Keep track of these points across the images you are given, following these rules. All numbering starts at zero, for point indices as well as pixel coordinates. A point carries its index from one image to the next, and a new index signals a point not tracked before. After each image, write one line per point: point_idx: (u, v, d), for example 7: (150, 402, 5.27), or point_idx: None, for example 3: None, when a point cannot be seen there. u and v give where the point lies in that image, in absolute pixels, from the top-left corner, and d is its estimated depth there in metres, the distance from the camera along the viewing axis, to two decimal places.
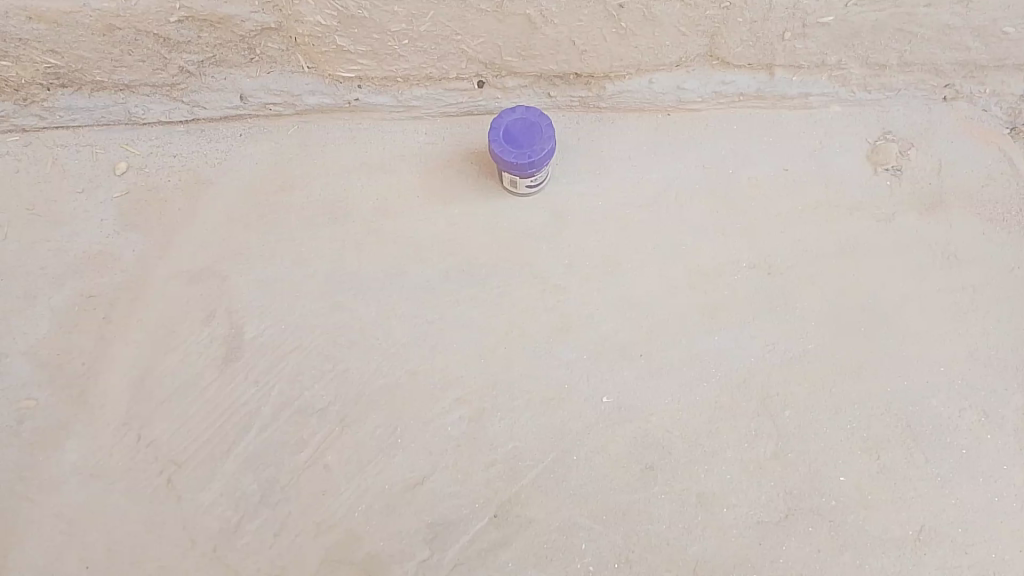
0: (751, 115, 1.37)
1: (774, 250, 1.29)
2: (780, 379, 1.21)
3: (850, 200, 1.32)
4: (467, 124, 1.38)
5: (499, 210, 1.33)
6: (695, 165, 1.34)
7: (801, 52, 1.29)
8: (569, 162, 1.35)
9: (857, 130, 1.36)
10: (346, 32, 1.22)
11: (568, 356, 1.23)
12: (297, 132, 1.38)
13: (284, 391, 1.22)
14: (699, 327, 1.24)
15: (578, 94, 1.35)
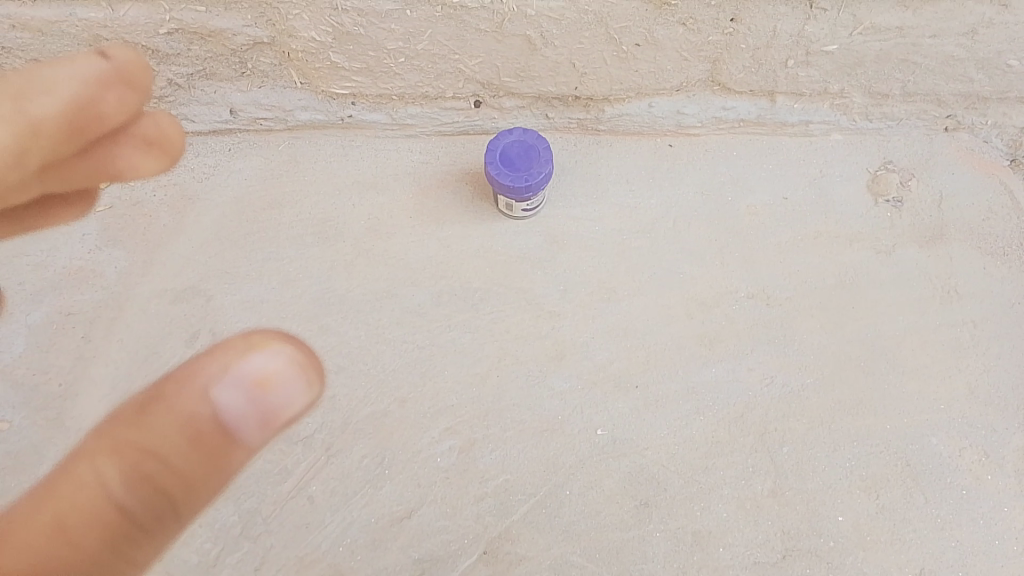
0: (750, 141, 1.34)
1: (773, 280, 1.26)
2: (779, 414, 1.18)
3: (850, 231, 1.29)
4: (462, 143, 1.35)
5: (493, 234, 1.30)
6: (694, 191, 1.32)
7: (804, 80, 1.25)
8: (566, 185, 1.32)
9: (858, 159, 1.34)
10: (341, 48, 1.18)
11: (562, 387, 1.21)
12: (288, 148, 1.35)
13: None
14: (696, 358, 1.22)
15: (576, 116, 1.33)
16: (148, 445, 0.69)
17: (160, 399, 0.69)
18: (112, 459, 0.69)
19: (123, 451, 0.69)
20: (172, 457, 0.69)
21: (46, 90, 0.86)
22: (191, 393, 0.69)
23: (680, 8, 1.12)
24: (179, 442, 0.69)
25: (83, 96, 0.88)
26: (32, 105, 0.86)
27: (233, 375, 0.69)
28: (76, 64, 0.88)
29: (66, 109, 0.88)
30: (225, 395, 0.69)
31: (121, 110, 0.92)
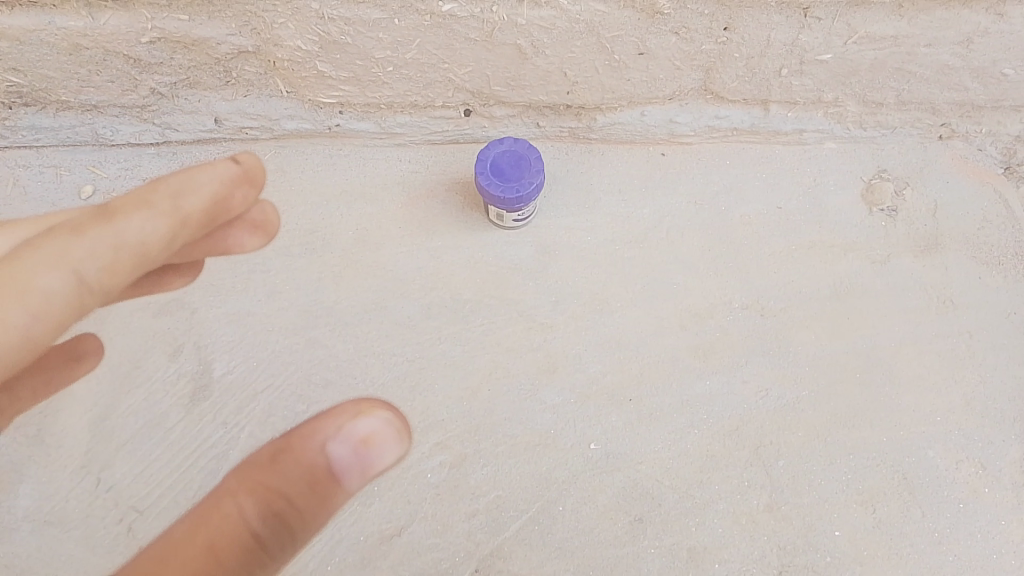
0: (743, 150, 1.33)
1: (767, 291, 1.25)
2: (774, 428, 1.17)
3: (844, 240, 1.28)
4: (452, 152, 1.33)
5: (484, 244, 1.28)
6: (687, 201, 1.30)
7: (798, 89, 1.24)
8: (557, 194, 1.30)
9: (852, 167, 1.32)
10: (327, 57, 1.16)
11: (554, 401, 1.19)
12: (274, 157, 1.33)
13: (254, 433, 1.18)
14: (690, 371, 1.20)
15: (568, 125, 1.31)
16: (275, 488, 0.68)
17: (285, 450, 0.69)
18: (245, 500, 0.67)
19: (255, 496, 0.67)
20: (297, 503, 0.68)
21: (192, 190, 0.88)
22: (310, 445, 0.69)
23: (673, 17, 1.10)
24: (302, 488, 0.68)
25: (222, 194, 0.90)
26: (179, 203, 0.87)
27: (348, 429, 0.69)
28: (217, 168, 0.90)
29: (210, 207, 0.89)
30: (338, 448, 0.69)
31: (246, 206, 0.94)
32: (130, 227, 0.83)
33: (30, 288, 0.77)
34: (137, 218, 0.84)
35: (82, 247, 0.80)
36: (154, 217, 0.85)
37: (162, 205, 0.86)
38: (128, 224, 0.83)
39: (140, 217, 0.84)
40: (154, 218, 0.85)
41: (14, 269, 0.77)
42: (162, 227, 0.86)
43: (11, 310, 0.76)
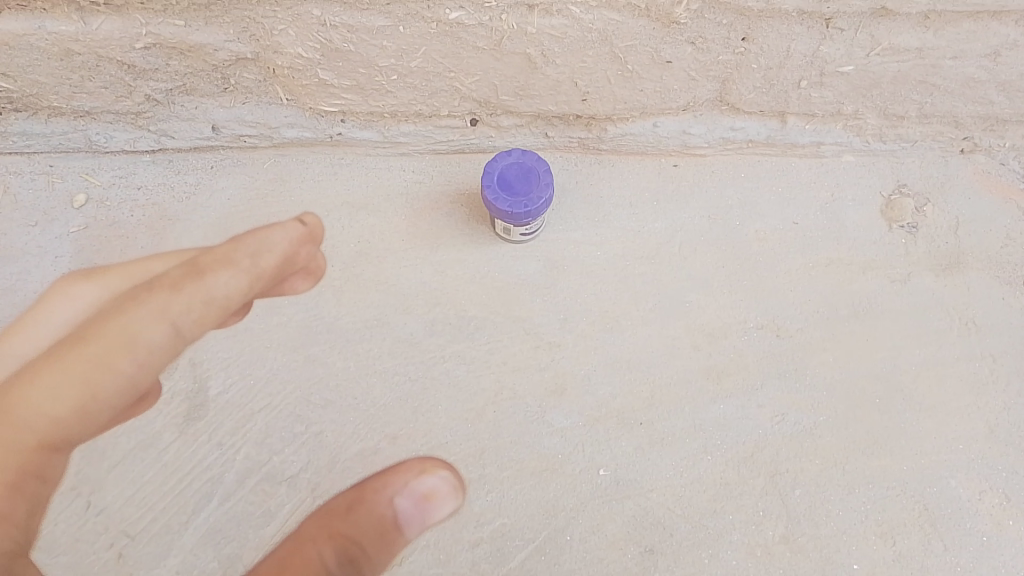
0: (759, 163, 1.28)
1: (783, 311, 1.21)
2: (790, 454, 1.13)
3: (863, 258, 1.24)
4: (457, 163, 1.29)
5: (490, 259, 1.24)
6: (700, 216, 1.26)
7: (817, 101, 1.19)
8: (566, 208, 1.26)
9: (871, 181, 1.28)
10: (329, 65, 1.11)
11: (562, 424, 1.15)
12: (273, 165, 1.29)
13: (250, 455, 1.14)
14: (702, 394, 1.16)
15: (577, 135, 1.26)
16: (350, 538, 0.69)
17: (357, 502, 0.70)
18: (324, 547, 0.68)
19: (333, 543, 0.68)
20: (371, 550, 0.69)
21: (268, 250, 0.82)
22: (379, 496, 0.70)
23: (690, 27, 1.06)
24: (375, 539, 0.69)
25: (291, 253, 0.85)
26: (258, 262, 0.82)
27: (412, 485, 0.70)
28: (286, 228, 0.85)
29: (281, 265, 0.84)
30: (404, 503, 0.70)
31: (309, 261, 0.89)
32: (218, 285, 0.80)
33: (133, 344, 0.76)
34: (221, 275, 0.80)
35: (180, 302, 0.78)
36: (231, 274, 0.81)
37: (243, 263, 0.81)
38: (214, 283, 0.80)
39: (223, 276, 0.80)
40: (238, 276, 0.81)
41: (119, 323, 0.76)
42: (242, 286, 0.81)
43: (119, 361, 0.76)
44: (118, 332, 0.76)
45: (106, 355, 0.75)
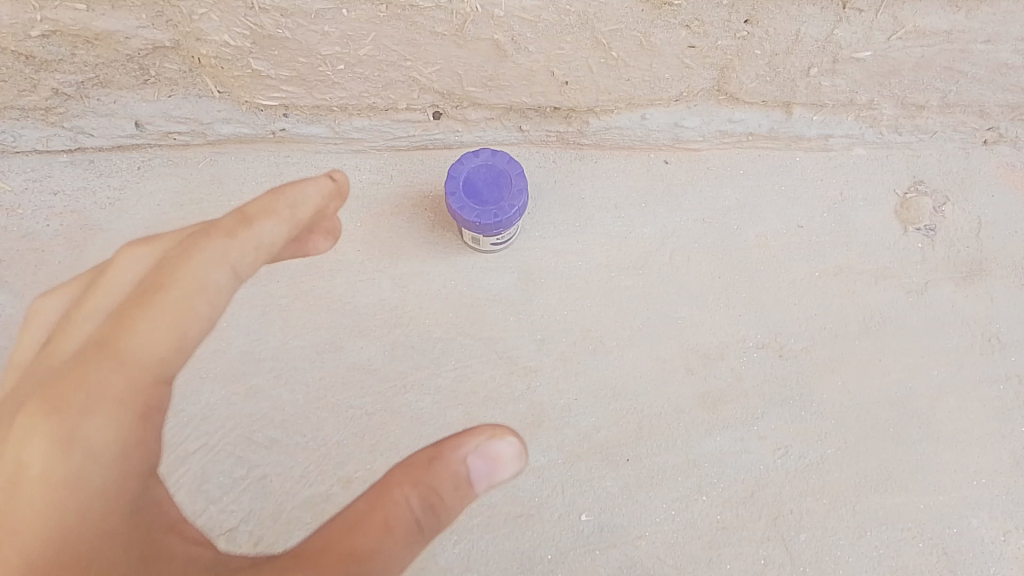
0: (759, 157, 1.14)
1: (787, 327, 1.08)
2: (794, 493, 1.01)
3: (875, 265, 1.11)
4: (419, 160, 1.14)
5: (457, 271, 1.10)
6: (693, 218, 1.12)
7: (828, 90, 1.05)
8: (543, 212, 1.12)
9: (884, 177, 1.14)
10: (262, 54, 0.95)
11: (538, 462, 1.02)
12: (209, 165, 1.14)
13: (184, 504, 1.00)
14: (697, 424, 1.03)
15: (555, 129, 1.11)
16: (429, 490, 0.61)
17: (434, 456, 0.62)
18: (409, 492, 0.61)
19: (417, 487, 0.61)
20: (449, 503, 0.62)
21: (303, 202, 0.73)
22: (455, 449, 0.62)
23: (685, 9, 0.91)
24: (451, 493, 0.62)
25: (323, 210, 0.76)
26: (295, 214, 0.73)
27: (485, 445, 0.62)
28: (319, 181, 0.75)
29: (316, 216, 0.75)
30: (476, 461, 0.62)
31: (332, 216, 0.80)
32: (263, 235, 0.71)
33: (202, 289, 0.68)
34: (261, 226, 0.71)
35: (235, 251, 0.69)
36: (271, 221, 0.71)
37: (281, 214, 0.72)
38: (261, 235, 0.71)
39: (265, 227, 0.71)
40: (279, 227, 0.72)
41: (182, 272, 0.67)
42: (285, 235, 0.72)
43: (195, 307, 0.68)
44: (184, 280, 0.67)
45: (186, 304, 0.67)
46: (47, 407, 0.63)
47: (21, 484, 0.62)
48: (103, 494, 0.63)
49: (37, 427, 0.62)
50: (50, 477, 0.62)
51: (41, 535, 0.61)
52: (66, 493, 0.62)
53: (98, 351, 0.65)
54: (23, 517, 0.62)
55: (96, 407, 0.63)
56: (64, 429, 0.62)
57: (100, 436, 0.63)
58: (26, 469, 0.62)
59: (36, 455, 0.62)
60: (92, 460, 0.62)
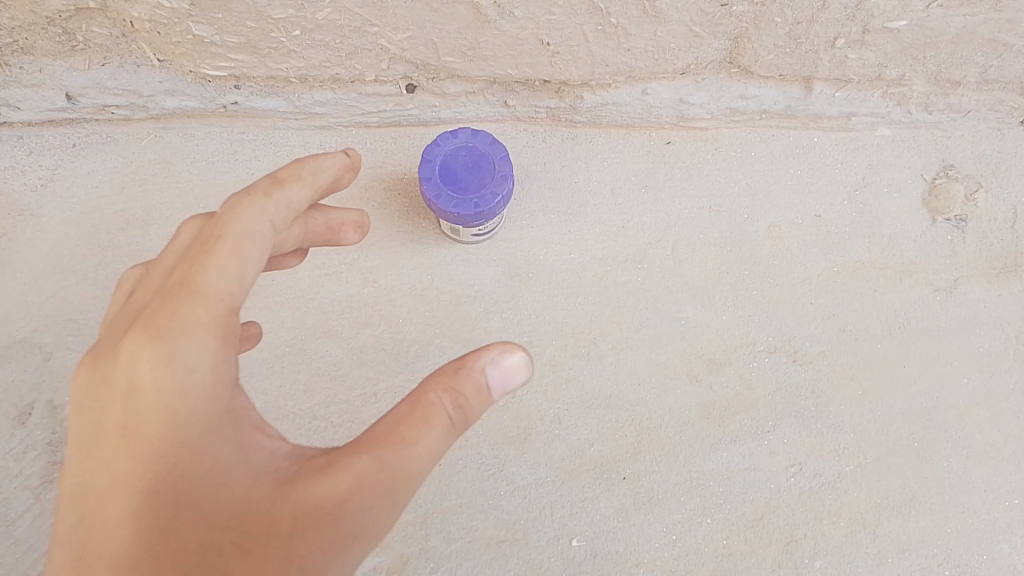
0: (772, 138, 1.02)
1: (802, 328, 0.97)
2: (808, 516, 0.91)
3: (899, 260, 1.00)
4: (392, 138, 1.01)
5: (434, 264, 0.98)
6: (699, 206, 1.00)
7: (854, 64, 0.93)
8: (531, 197, 1.00)
9: (911, 160, 1.02)
10: (203, 18, 0.82)
11: (524, 481, 0.91)
12: (156, 142, 1.01)
13: None
14: (701, 439, 0.93)
15: (545, 104, 0.98)
16: (462, 394, 0.60)
17: (460, 365, 0.62)
18: (445, 395, 0.60)
19: (452, 391, 0.60)
20: (471, 407, 0.61)
21: (321, 170, 0.69)
22: (482, 355, 0.61)
23: None
24: (473, 398, 0.61)
25: (338, 184, 0.71)
26: (316, 181, 0.68)
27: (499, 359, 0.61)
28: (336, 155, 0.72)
29: (333, 188, 0.71)
30: (493, 373, 0.61)
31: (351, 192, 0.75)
32: (294, 196, 0.66)
33: (251, 238, 0.62)
34: (289, 188, 0.66)
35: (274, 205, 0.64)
36: (299, 186, 0.67)
37: (303, 179, 0.68)
38: (290, 197, 0.66)
39: (292, 190, 0.66)
40: (303, 191, 0.67)
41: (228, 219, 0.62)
42: (309, 201, 0.68)
43: (249, 252, 0.62)
44: (233, 225, 0.62)
45: (240, 248, 0.61)
46: (140, 333, 0.58)
47: (128, 404, 0.57)
48: (211, 403, 0.58)
49: (135, 353, 0.57)
50: (159, 391, 0.57)
51: (153, 443, 0.57)
52: (177, 406, 0.57)
53: (173, 288, 0.60)
54: (138, 428, 0.57)
55: (192, 326, 0.58)
56: (161, 352, 0.57)
57: (196, 356, 0.57)
58: (132, 389, 0.57)
59: (140, 376, 0.57)
60: (192, 375, 0.57)
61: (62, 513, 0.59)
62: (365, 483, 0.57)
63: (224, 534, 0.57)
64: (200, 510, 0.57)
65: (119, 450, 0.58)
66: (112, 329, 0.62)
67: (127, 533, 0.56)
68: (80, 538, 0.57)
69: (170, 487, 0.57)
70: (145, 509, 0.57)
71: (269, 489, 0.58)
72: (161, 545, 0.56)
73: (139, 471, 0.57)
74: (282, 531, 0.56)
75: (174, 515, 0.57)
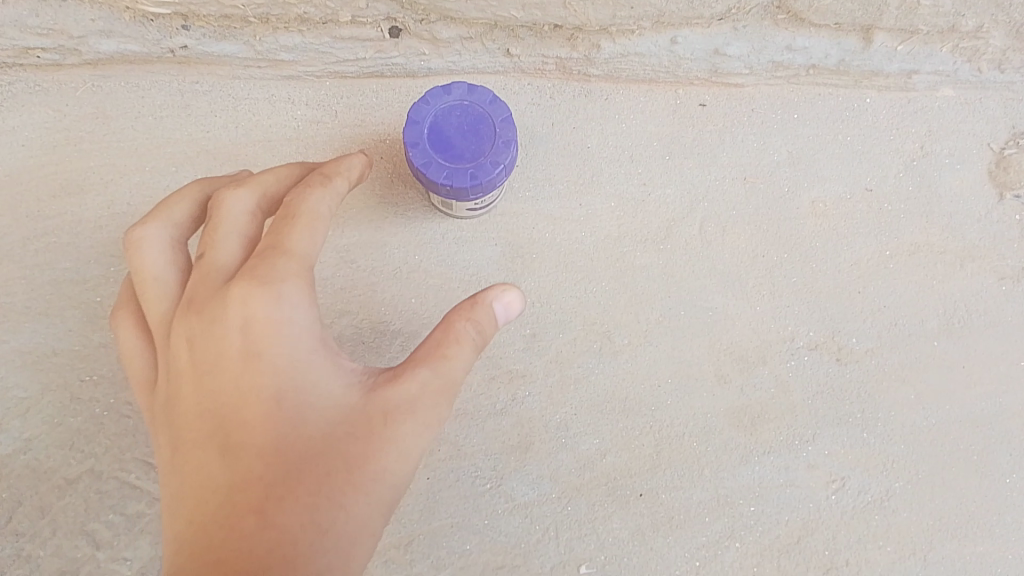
0: (818, 97, 0.88)
1: (848, 321, 0.84)
2: (851, 539, 0.79)
3: (961, 243, 0.86)
4: (373, 92, 0.86)
5: (422, 242, 0.84)
6: (733, 176, 0.86)
7: (926, 11, 0.80)
8: (537, 163, 0.85)
9: (979, 126, 0.88)
10: None
11: (527, 497, 0.79)
12: (93, 93, 0.85)
13: (63, 550, 0.77)
14: (731, 449, 0.80)
15: (555, 53, 0.84)
16: (480, 324, 0.60)
17: (472, 296, 0.61)
18: (468, 324, 0.60)
19: (471, 319, 0.60)
20: (490, 333, 0.61)
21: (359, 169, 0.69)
22: (493, 289, 0.61)
23: None
24: (491, 324, 0.61)
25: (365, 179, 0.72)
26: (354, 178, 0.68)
27: (500, 295, 0.61)
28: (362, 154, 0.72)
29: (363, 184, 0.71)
30: (499, 307, 0.61)
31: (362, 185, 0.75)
32: (344, 188, 0.67)
33: (320, 219, 0.62)
34: (338, 182, 0.66)
35: (333, 194, 0.65)
36: (344, 179, 0.67)
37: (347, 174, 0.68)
38: (341, 189, 0.66)
39: (341, 184, 0.66)
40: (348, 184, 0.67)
41: (298, 202, 0.62)
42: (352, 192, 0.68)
43: (320, 229, 0.62)
44: (304, 205, 0.62)
45: (314, 224, 0.61)
46: (243, 282, 0.58)
47: (241, 340, 0.58)
48: (311, 338, 0.60)
49: (243, 298, 0.58)
50: (270, 329, 0.58)
51: (260, 374, 0.58)
52: (283, 342, 0.59)
53: (262, 248, 0.60)
54: (251, 356, 0.58)
55: (296, 273, 0.59)
56: (265, 299, 0.58)
57: (297, 304, 0.59)
58: (243, 328, 0.58)
59: (252, 317, 0.58)
60: (296, 317, 0.59)
61: (181, 433, 0.59)
62: (424, 395, 0.59)
63: (333, 430, 0.58)
64: (310, 416, 0.58)
65: (235, 373, 0.58)
66: (195, 279, 0.61)
67: (256, 438, 0.58)
68: (207, 450, 0.58)
69: (283, 403, 0.58)
70: (257, 429, 0.58)
71: (357, 394, 0.59)
72: (282, 449, 0.57)
73: (254, 390, 0.58)
74: (376, 429, 0.58)
75: (288, 422, 0.58)
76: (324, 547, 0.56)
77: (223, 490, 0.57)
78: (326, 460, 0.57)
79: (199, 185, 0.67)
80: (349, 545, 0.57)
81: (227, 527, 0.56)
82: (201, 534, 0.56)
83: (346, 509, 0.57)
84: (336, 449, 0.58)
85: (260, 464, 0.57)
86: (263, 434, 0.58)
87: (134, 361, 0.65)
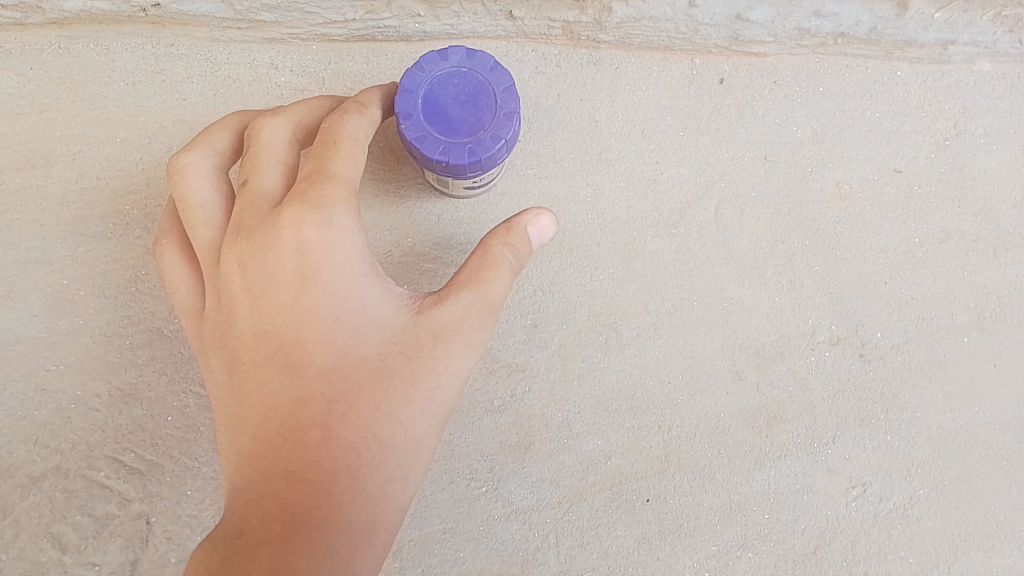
0: (846, 69, 0.81)
1: (873, 314, 0.78)
2: (872, 550, 0.74)
3: (996, 230, 0.80)
4: (364, 57, 0.78)
5: (415, 224, 0.77)
6: (752, 155, 0.79)
7: None
8: (540, 138, 0.78)
9: (1019, 102, 0.81)
10: None
11: (525, 502, 0.73)
12: (58, 56, 0.78)
13: (26, 554, 0.71)
14: (745, 451, 0.75)
15: (562, 16, 0.77)
16: (517, 247, 0.62)
17: (507, 222, 0.63)
18: (505, 247, 0.62)
19: (509, 242, 0.62)
20: (526, 256, 0.63)
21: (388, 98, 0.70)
22: (527, 213, 0.63)
23: None
24: (527, 247, 0.63)
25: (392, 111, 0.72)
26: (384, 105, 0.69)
27: (534, 219, 0.63)
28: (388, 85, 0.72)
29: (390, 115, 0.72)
30: (533, 231, 0.63)
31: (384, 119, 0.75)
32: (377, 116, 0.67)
33: (359, 144, 0.63)
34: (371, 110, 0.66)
35: (368, 120, 0.65)
36: (376, 108, 0.67)
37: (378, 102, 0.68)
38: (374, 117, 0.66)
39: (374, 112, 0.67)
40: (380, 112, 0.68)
41: (337, 127, 0.63)
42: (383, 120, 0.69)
43: (360, 154, 0.62)
44: (344, 129, 0.63)
45: (354, 149, 0.62)
46: (293, 205, 0.58)
47: (294, 262, 0.58)
48: (361, 260, 0.59)
49: (296, 220, 0.58)
50: (322, 251, 0.58)
51: (314, 295, 0.58)
52: (335, 264, 0.58)
53: (307, 173, 0.60)
54: (305, 278, 0.58)
55: (343, 198, 0.59)
56: (316, 222, 0.58)
57: (345, 227, 0.59)
58: (295, 251, 0.58)
59: (304, 240, 0.58)
60: (345, 239, 0.59)
61: (239, 356, 0.59)
62: (469, 315, 0.59)
63: (385, 350, 0.58)
64: (362, 337, 0.58)
65: (289, 297, 0.58)
66: (240, 206, 0.61)
67: (313, 358, 0.58)
68: (266, 370, 0.58)
69: (337, 325, 0.58)
70: (312, 350, 0.58)
71: (406, 316, 0.59)
72: (338, 369, 0.58)
73: (309, 312, 0.58)
74: (426, 349, 0.58)
75: (342, 344, 0.58)
76: (385, 458, 0.58)
77: (284, 409, 0.57)
78: (381, 379, 0.58)
79: (235, 116, 0.68)
80: (406, 458, 0.58)
81: (292, 441, 0.57)
82: (267, 450, 0.57)
83: (403, 425, 0.58)
84: (391, 368, 0.58)
85: (317, 385, 0.57)
86: (319, 354, 0.58)
87: (180, 289, 0.65)
